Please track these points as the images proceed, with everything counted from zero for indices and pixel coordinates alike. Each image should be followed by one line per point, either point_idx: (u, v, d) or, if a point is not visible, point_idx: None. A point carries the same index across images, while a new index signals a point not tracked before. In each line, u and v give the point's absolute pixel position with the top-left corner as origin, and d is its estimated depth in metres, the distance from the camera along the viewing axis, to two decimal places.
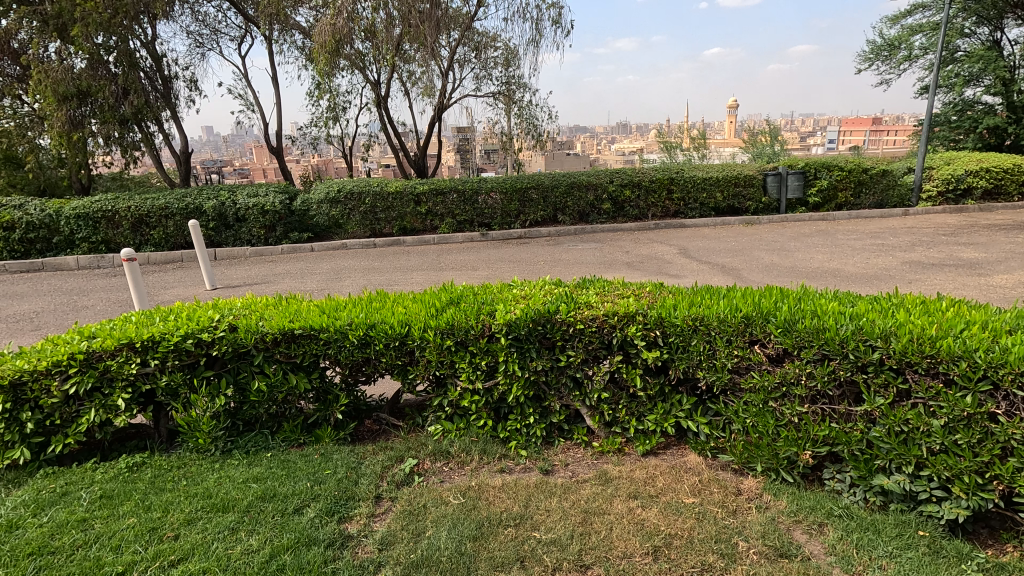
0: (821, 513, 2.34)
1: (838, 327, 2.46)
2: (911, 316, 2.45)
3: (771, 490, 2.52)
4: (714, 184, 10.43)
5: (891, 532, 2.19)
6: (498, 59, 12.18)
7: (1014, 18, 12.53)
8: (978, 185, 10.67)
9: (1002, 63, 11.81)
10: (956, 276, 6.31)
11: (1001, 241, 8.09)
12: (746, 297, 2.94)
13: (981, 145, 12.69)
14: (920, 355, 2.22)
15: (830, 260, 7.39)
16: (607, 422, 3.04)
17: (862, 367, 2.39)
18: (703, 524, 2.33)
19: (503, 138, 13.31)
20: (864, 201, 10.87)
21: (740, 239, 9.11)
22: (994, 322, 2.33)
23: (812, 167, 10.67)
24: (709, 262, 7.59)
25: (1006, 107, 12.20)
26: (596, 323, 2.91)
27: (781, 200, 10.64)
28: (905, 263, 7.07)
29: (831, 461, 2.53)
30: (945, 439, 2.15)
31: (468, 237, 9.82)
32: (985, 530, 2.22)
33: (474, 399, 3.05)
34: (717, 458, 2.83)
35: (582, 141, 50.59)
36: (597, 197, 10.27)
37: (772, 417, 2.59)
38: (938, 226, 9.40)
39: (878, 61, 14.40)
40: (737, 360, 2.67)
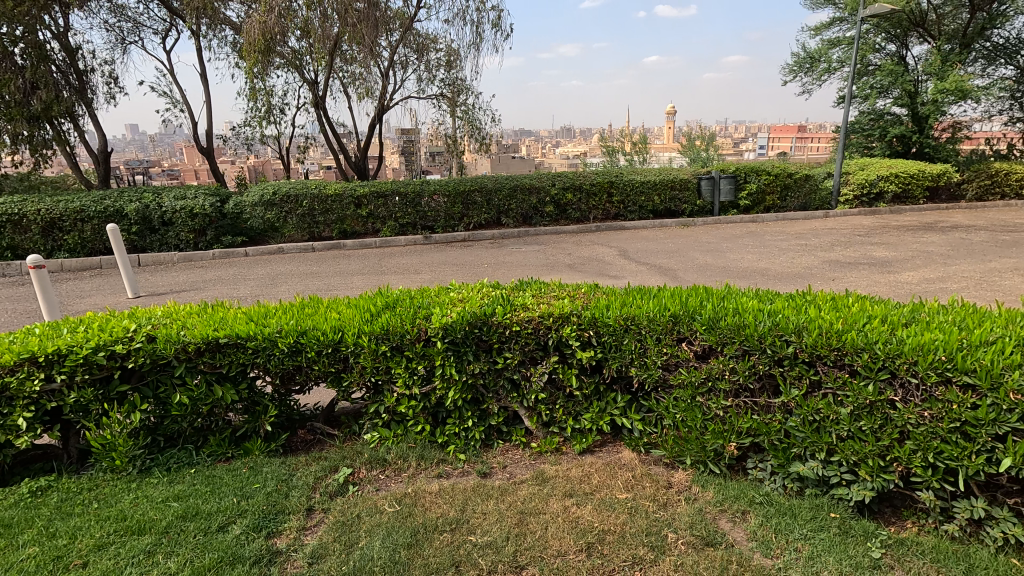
0: (743, 501, 2.45)
1: (756, 324, 2.58)
2: (821, 312, 2.60)
3: (699, 482, 2.62)
4: (652, 187, 10.78)
5: (806, 516, 2.32)
6: (440, 60, 12.11)
7: (917, 37, 13.61)
8: (889, 189, 11.52)
9: (908, 77, 12.89)
10: (869, 274, 6.78)
11: (909, 241, 8.76)
12: (673, 296, 3.04)
13: (890, 152, 13.70)
14: (828, 348, 2.37)
15: (759, 260, 7.77)
16: (545, 422, 3.08)
17: (778, 361, 2.53)
18: (635, 518, 2.39)
19: (447, 141, 13.25)
20: (790, 204, 11.58)
21: (676, 240, 9.45)
22: (893, 316, 2.51)
23: (743, 172, 11.20)
24: (647, 263, 7.82)
25: (912, 118, 13.22)
26: (531, 325, 2.93)
27: (714, 204, 11.10)
28: (825, 262, 7.54)
29: (753, 451, 2.66)
30: (852, 426, 2.30)
31: (411, 241, 9.69)
32: (888, 509, 2.38)
33: (411, 405, 3.01)
34: (649, 453, 2.91)
35: (528, 146, 51.08)
36: (540, 200, 10.37)
37: (699, 411, 2.69)
38: (855, 228, 10.07)
39: (801, 73, 15.31)
40: (666, 357, 2.76)
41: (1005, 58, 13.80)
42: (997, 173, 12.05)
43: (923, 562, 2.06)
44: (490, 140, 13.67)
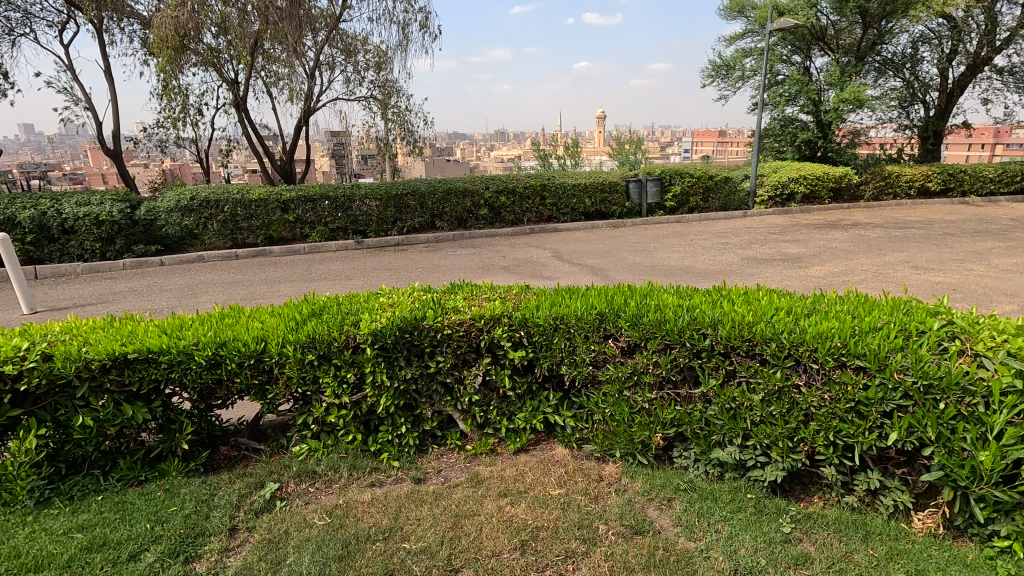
0: (669, 489, 2.56)
1: (676, 319, 2.71)
2: (734, 306, 2.76)
3: (628, 474, 2.72)
4: (583, 190, 11.06)
5: (726, 499, 2.46)
6: (368, 62, 11.87)
7: (819, 50, 14.81)
8: (799, 190, 12.40)
9: (811, 87, 13.93)
10: (782, 270, 7.25)
11: (817, 238, 9.46)
12: (600, 295, 3.14)
13: (799, 156, 14.74)
14: (740, 339, 2.52)
15: (684, 259, 8.14)
16: (479, 424, 3.08)
17: (697, 354, 2.66)
18: (568, 513, 2.45)
19: (379, 143, 13.00)
20: (712, 205, 12.22)
21: (607, 241, 9.73)
22: (797, 307, 2.71)
23: (667, 175, 11.70)
24: (579, 263, 8.00)
25: (816, 124, 14.29)
26: (463, 328, 2.93)
27: (642, 205, 11.52)
28: (743, 259, 8.00)
29: (678, 441, 2.79)
30: (763, 411, 2.46)
31: (341, 246, 9.42)
32: (798, 487, 2.56)
33: (341, 414, 2.93)
34: (582, 448, 2.98)
35: (462, 149, 51.08)
36: (474, 203, 10.38)
37: (626, 405, 2.79)
38: (770, 226, 10.76)
39: (718, 80, 16.19)
40: (594, 354, 2.85)
41: (893, 70, 15.21)
42: (889, 175, 13.24)
43: (827, 532, 2.24)
44: (423, 142, 13.53)
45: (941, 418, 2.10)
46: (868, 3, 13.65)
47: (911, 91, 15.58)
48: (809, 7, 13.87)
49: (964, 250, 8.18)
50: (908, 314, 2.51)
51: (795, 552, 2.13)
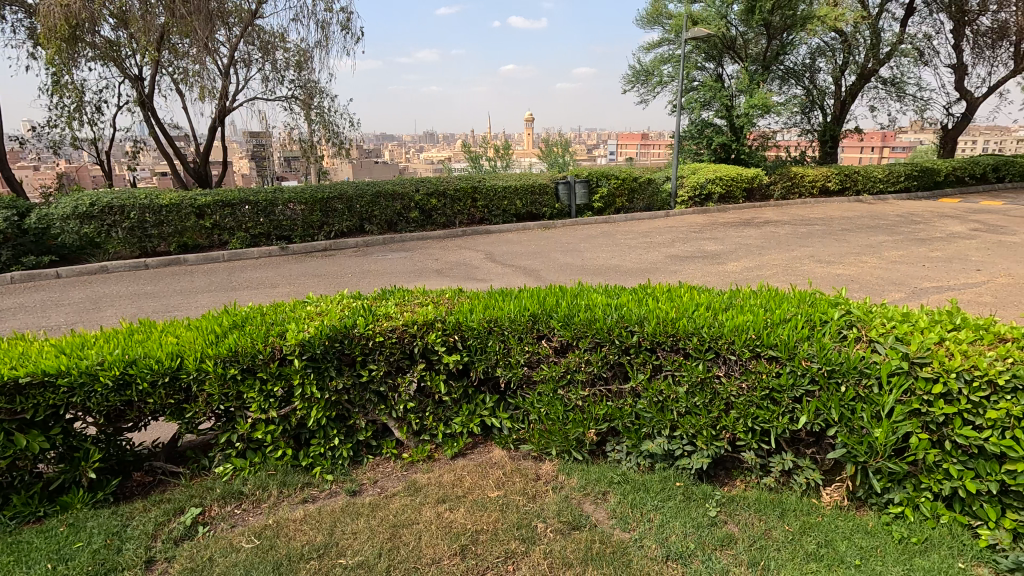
0: (603, 482, 2.65)
1: (605, 318, 2.79)
2: (659, 303, 2.88)
3: (564, 471, 2.78)
4: (513, 192, 11.17)
5: (657, 488, 2.56)
6: (288, 60, 11.41)
7: (730, 58, 15.75)
8: (715, 191, 13.14)
9: (724, 93, 14.81)
10: (702, 267, 7.66)
11: (733, 236, 10.06)
12: (533, 297, 3.19)
13: (715, 158, 15.61)
14: (665, 335, 2.63)
15: (613, 258, 8.40)
16: (415, 431, 3.04)
17: (626, 351, 2.76)
18: (507, 514, 2.47)
19: (302, 145, 12.52)
20: (637, 205, 12.70)
21: (538, 242, 9.88)
22: (716, 302, 2.87)
23: (594, 176, 12.04)
24: (512, 265, 8.08)
25: (729, 128, 15.18)
26: (396, 334, 2.88)
27: (571, 207, 11.79)
28: (667, 257, 8.38)
29: (611, 436, 2.88)
30: (688, 402, 2.58)
31: (264, 252, 8.99)
32: (722, 472, 2.72)
33: (269, 430, 2.80)
34: (519, 449, 3.01)
35: (391, 150, 50.15)
36: (404, 206, 10.22)
37: (561, 403, 2.85)
38: (690, 225, 11.33)
39: (638, 85, 16.85)
40: (528, 354, 2.89)
41: (795, 79, 16.46)
42: (795, 176, 14.29)
43: (748, 513, 2.39)
44: (349, 144, 13.17)
45: (842, 400, 2.30)
46: (772, 16, 14.66)
47: (811, 99, 16.92)
48: (720, 18, 14.71)
49: (859, 245, 8.97)
50: (812, 306, 2.73)
51: (720, 534, 2.27)
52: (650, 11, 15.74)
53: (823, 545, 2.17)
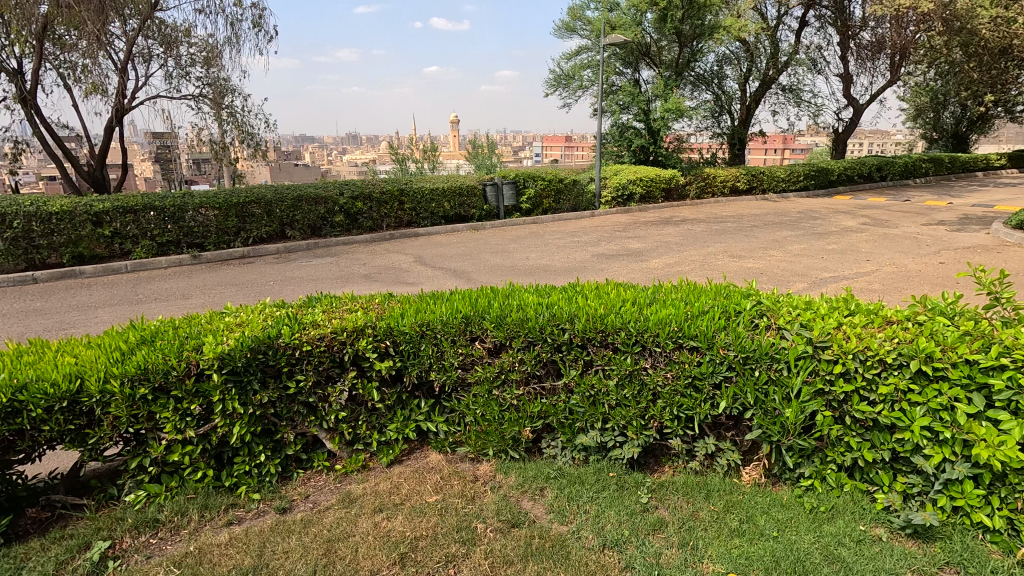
0: (541, 479, 2.69)
1: (537, 317, 2.84)
2: (587, 300, 2.97)
3: (502, 470, 2.80)
4: (441, 194, 11.08)
5: (592, 480, 2.64)
6: (194, 56, 10.70)
7: (646, 64, 16.46)
8: (636, 192, 13.69)
9: (641, 97, 15.45)
10: (627, 264, 7.95)
11: (654, 234, 10.52)
12: (465, 299, 3.18)
13: (636, 160, 16.23)
14: (595, 331, 2.71)
15: (541, 258, 8.53)
16: (348, 441, 2.95)
17: (558, 348, 2.82)
18: (445, 517, 2.45)
19: (213, 147, 11.80)
20: (563, 206, 12.98)
21: (467, 244, 9.86)
22: (641, 298, 2.99)
23: (521, 178, 12.18)
24: (443, 267, 8.01)
25: (648, 131, 15.83)
26: (324, 342, 2.78)
27: (499, 208, 11.87)
28: (594, 255, 8.62)
29: (546, 432, 2.93)
30: (618, 395, 2.68)
31: (174, 261, 8.38)
32: (652, 460, 2.83)
33: (186, 451, 2.61)
34: (456, 451, 3.00)
35: (311, 152, 48.29)
36: (328, 209, 9.87)
37: (496, 404, 2.87)
38: (615, 224, 11.73)
39: (560, 89, 17.24)
40: (462, 357, 2.88)
41: (705, 85, 17.45)
42: (708, 176, 15.14)
43: (677, 496, 2.51)
44: (266, 146, 12.55)
45: (758, 384, 2.47)
46: (682, 24, 15.46)
47: (720, 103, 18.01)
48: (635, 25, 15.33)
49: (767, 240, 9.64)
50: (728, 298, 2.91)
51: (652, 519, 2.36)
52: (568, 17, 16.16)
53: (746, 521, 2.32)
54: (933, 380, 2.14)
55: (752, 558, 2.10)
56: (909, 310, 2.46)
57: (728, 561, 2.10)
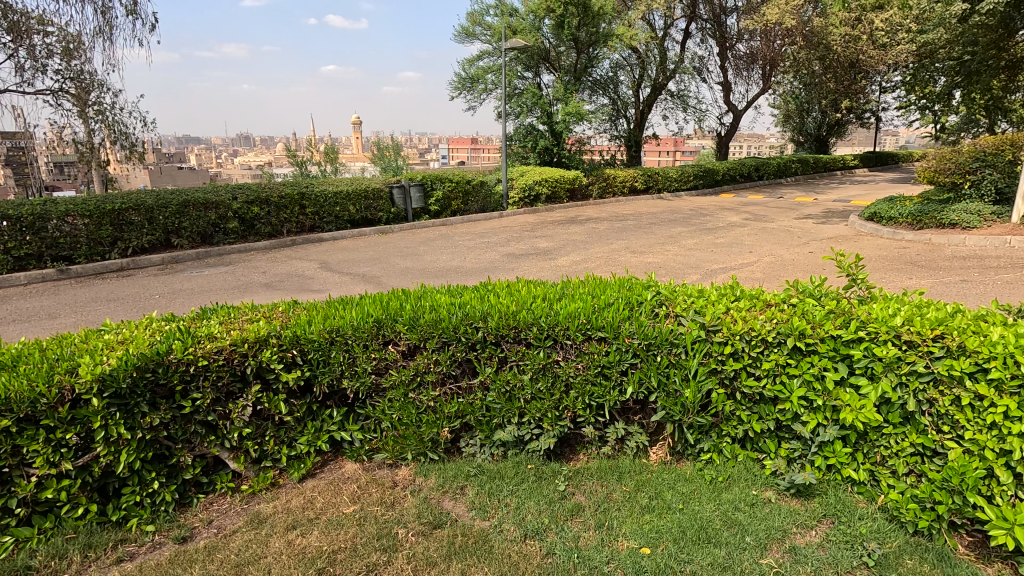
0: (460, 477, 2.70)
1: (450, 316, 2.84)
2: (499, 298, 3.01)
3: (421, 473, 2.78)
4: (345, 198, 10.71)
5: (511, 474, 2.69)
6: (52, 47, 9.52)
7: (547, 68, 16.96)
8: (542, 192, 14.05)
9: (544, 100, 15.86)
10: (537, 262, 8.15)
11: (561, 233, 10.86)
12: (375, 302, 3.11)
13: (541, 161, 16.61)
14: (508, 328, 2.76)
15: (452, 259, 8.51)
16: (254, 459, 2.79)
17: (472, 347, 2.84)
18: (365, 527, 2.39)
19: (80, 148, 10.58)
20: (472, 207, 13.02)
21: (375, 248, 9.60)
22: (551, 293, 3.09)
23: (428, 180, 12.07)
24: (350, 273, 7.75)
25: (551, 134, 16.14)
26: (223, 356, 2.61)
27: (407, 211, 11.68)
28: (504, 255, 8.75)
29: (465, 431, 2.94)
30: (531, 388, 2.75)
31: (36, 277, 7.44)
32: (568, 449, 2.94)
33: (63, 487, 2.34)
34: (372, 459, 2.94)
35: (197, 155, 44.70)
36: (220, 215, 9.20)
37: (413, 407, 2.84)
38: (523, 224, 11.96)
39: (464, 91, 17.29)
40: (376, 362, 2.83)
41: (602, 90, 18.26)
42: (608, 177, 15.86)
43: (592, 481, 2.63)
44: (143, 147, 11.45)
45: (659, 368, 2.64)
46: (578, 31, 16.06)
47: (616, 108, 18.94)
48: (534, 30, 15.77)
49: (663, 235, 10.27)
50: (630, 290, 3.08)
51: (570, 505, 2.46)
52: (468, 22, 16.25)
53: (654, 498, 2.47)
54: (806, 354, 2.41)
55: (662, 531, 2.25)
56: (785, 293, 2.74)
57: (641, 536, 2.23)
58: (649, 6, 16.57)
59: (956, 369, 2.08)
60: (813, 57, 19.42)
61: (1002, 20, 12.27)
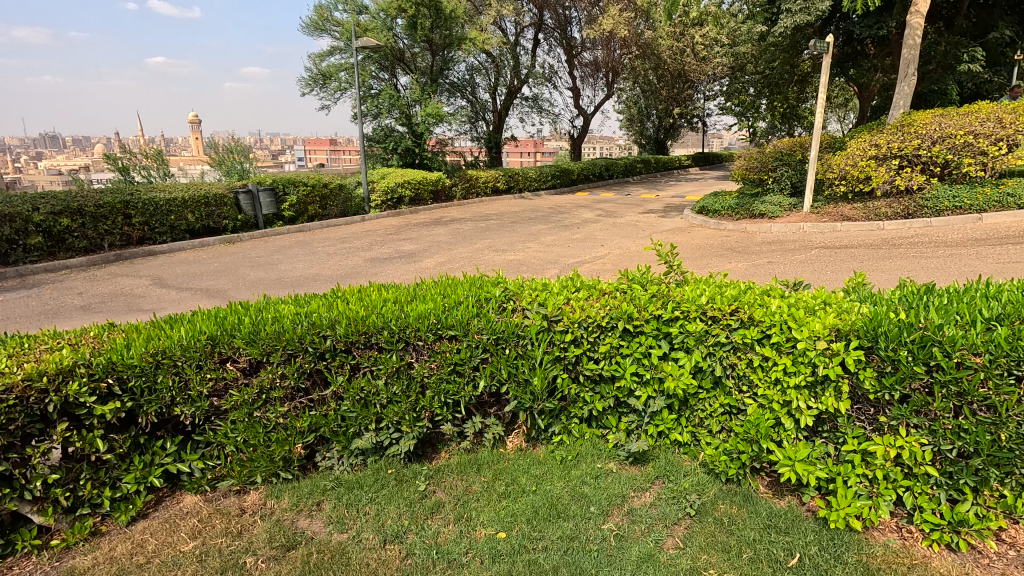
0: (316, 493, 2.60)
1: (295, 327, 2.71)
2: (349, 304, 2.92)
3: (273, 496, 2.63)
4: (182, 205, 9.63)
5: (370, 482, 2.65)
6: None
7: (403, 69, 16.80)
8: (405, 194, 13.85)
9: (402, 101, 15.57)
10: (400, 266, 8.02)
11: (426, 235, 10.82)
12: (209, 318, 2.87)
13: (403, 163, 16.30)
14: (357, 334, 2.70)
15: (309, 267, 8.07)
16: (67, 508, 2.43)
17: (321, 356, 2.73)
18: (207, 562, 2.20)
19: None
20: (331, 212, 12.43)
21: (221, 259, 8.78)
22: (403, 296, 3.07)
23: (280, 184, 11.28)
24: (190, 287, 7.02)
25: (411, 135, 15.91)
26: (15, 395, 2.24)
27: (257, 217, 10.83)
28: (366, 260, 8.49)
29: (321, 445, 2.83)
30: (387, 392, 2.71)
31: None
32: (429, 449, 2.95)
33: None
34: (216, 488, 2.71)
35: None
36: (17, 230, 7.81)
37: (260, 426, 2.66)
38: (387, 228, 11.71)
39: (316, 89, 16.44)
40: (212, 382, 2.62)
41: (459, 92, 18.37)
42: (471, 178, 16.07)
43: (452, 477, 2.68)
44: None
45: (508, 360, 2.76)
46: (432, 33, 16.05)
47: (475, 110, 19.27)
48: (386, 30, 15.53)
49: (524, 233, 10.67)
50: (480, 287, 3.17)
51: (430, 503, 2.49)
52: (315, 16, 15.47)
53: (510, 484, 2.59)
54: (635, 335, 2.68)
55: (517, 514, 2.37)
56: (618, 282, 3.01)
57: (498, 522, 2.33)
58: (499, 12, 17.09)
59: (748, 337, 2.45)
60: (648, 66, 21.43)
61: (790, 41, 14.58)
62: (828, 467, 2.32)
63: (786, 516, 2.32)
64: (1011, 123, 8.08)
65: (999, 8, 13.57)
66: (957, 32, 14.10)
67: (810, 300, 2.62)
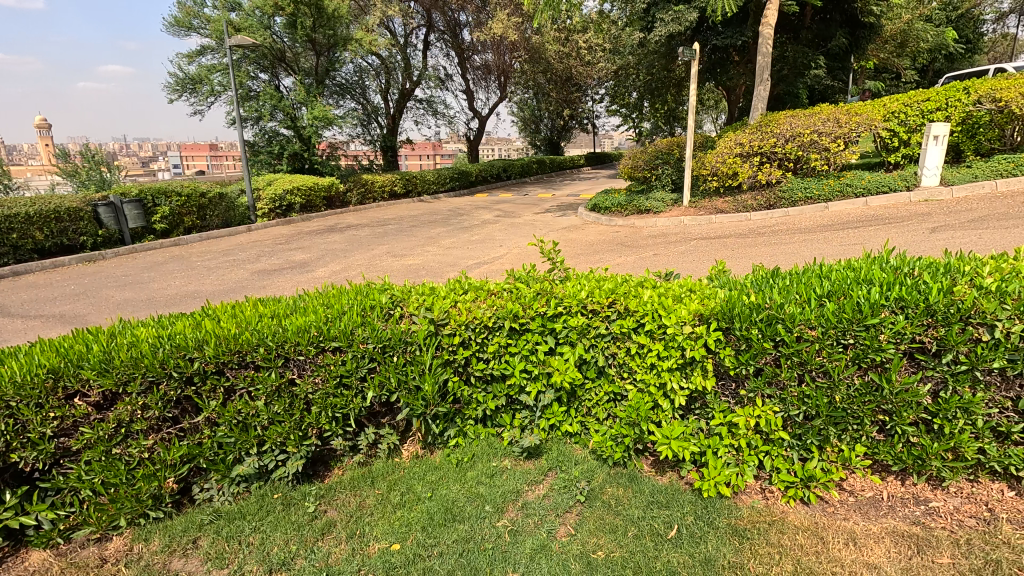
0: (191, 530, 2.40)
1: (155, 351, 2.47)
2: (218, 323, 2.71)
3: (141, 538, 2.39)
4: (26, 222, 8.47)
5: (254, 509, 2.49)
6: None
7: (284, 71, 15.95)
8: (295, 201, 13.12)
9: (285, 103, 14.79)
10: (290, 277, 7.60)
11: (319, 243, 10.34)
12: (51, 349, 2.54)
13: (292, 168, 15.48)
14: (228, 354, 2.52)
15: (186, 284, 7.42)
16: None
17: (189, 381, 2.52)
18: None
19: None
20: (212, 222, 11.48)
21: (78, 281, 7.82)
22: (280, 309, 2.91)
23: (148, 195, 10.22)
24: (39, 314, 6.19)
25: (298, 139, 15.16)
26: None
27: (123, 232, 9.74)
28: (252, 273, 7.95)
29: (196, 476, 2.61)
30: (267, 413, 2.56)
31: None
32: (321, 467, 2.83)
33: None
34: (71, 539, 2.41)
35: None
36: None
37: (120, 463, 2.40)
38: (276, 237, 11.05)
39: (186, 93, 15.17)
40: (57, 422, 2.32)
41: (349, 94, 17.78)
42: (366, 182, 15.59)
43: (345, 493, 2.59)
44: None
45: (397, 368, 2.70)
46: (314, 33, 15.34)
47: (366, 112, 18.74)
48: (263, 28, 14.72)
49: (423, 238, 10.54)
50: (366, 295, 3.08)
51: (321, 524, 2.38)
52: (180, 14, 14.30)
53: (405, 493, 2.55)
54: (522, 333, 2.73)
55: (412, 522, 2.34)
56: (504, 282, 3.05)
57: (392, 534, 2.29)
58: (385, 13, 16.73)
59: (625, 326, 2.59)
60: (538, 70, 22.00)
61: (665, 48, 15.64)
62: (699, 442, 2.52)
63: (666, 491, 2.49)
64: (845, 122, 9.24)
65: (835, 22, 15.29)
66: (802, 42, 15.86)
67: (678, 288, 2.82)
